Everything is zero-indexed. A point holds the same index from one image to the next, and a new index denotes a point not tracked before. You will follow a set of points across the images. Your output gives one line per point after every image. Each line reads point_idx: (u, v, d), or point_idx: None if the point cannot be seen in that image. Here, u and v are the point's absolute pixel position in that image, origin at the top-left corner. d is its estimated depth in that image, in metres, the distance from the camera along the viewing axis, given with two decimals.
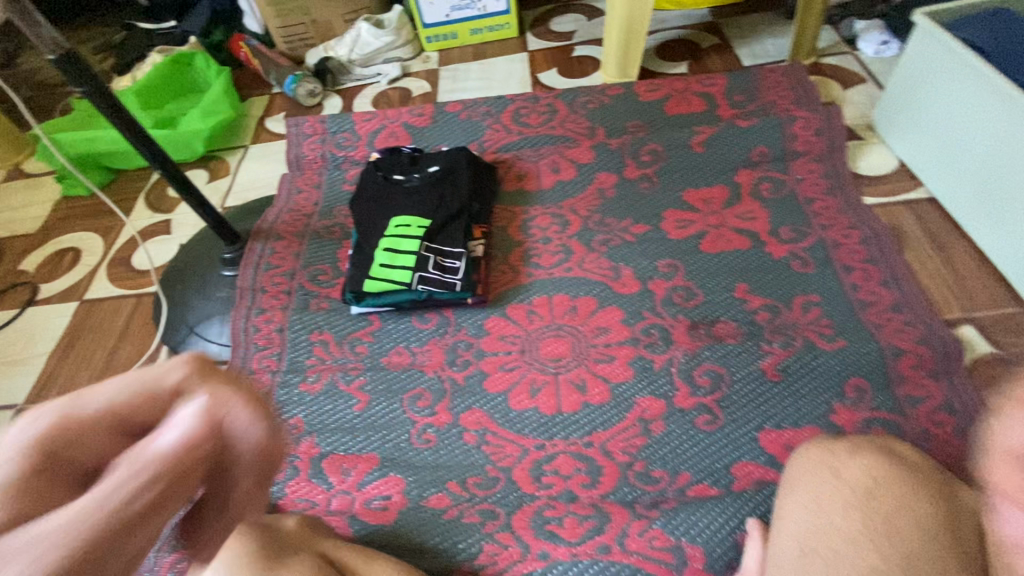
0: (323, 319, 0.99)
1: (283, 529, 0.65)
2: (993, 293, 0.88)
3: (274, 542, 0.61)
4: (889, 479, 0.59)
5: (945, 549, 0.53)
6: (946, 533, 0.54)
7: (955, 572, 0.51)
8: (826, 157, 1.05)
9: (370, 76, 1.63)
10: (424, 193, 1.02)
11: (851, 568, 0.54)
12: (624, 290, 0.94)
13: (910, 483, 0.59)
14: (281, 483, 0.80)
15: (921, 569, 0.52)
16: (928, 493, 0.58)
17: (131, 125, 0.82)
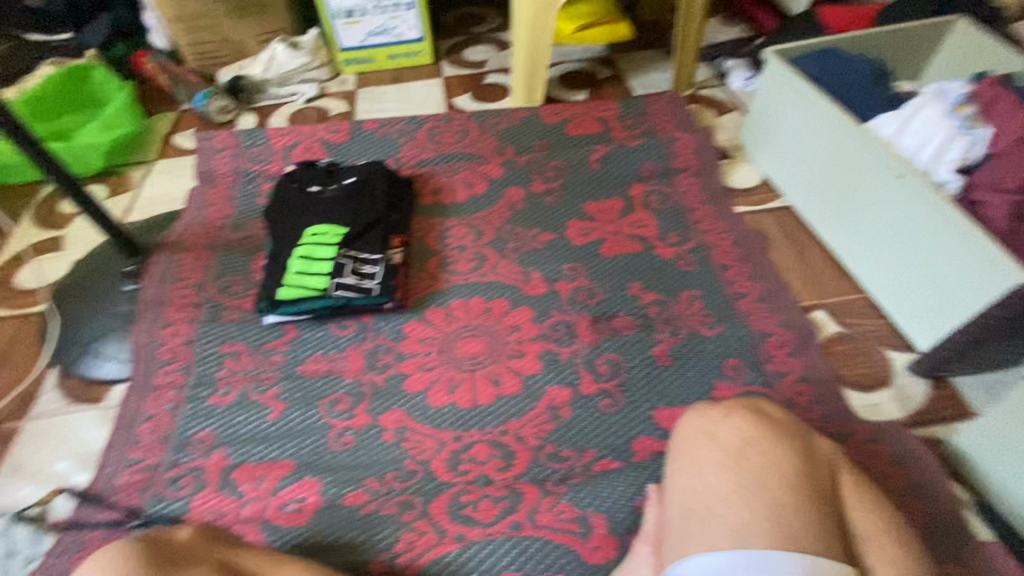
0: (234, 331, 1.03)
1: (182, 538, 0.66)
2: (840, 283, 1.07)
3: (172, 549, 0.63)
4: (757, 437, 0.60)
5: (803, 496, 0.56)
6: (805, 481, 0.57)
7: (811, 518, 0.54)
8: (702, 172, 1.26)
9: (285, 96, 1.65)
10: (339, 205, 1.11)
11: (725, 526, 0.54)
12: (535, 292, 1.08)
13: (776, 439, 0.60)
14: (186, 498, 0.84)
15: (784, 520, 0.53)
16: (790, 444, 0.60)
17: (34, 142, 0.84)
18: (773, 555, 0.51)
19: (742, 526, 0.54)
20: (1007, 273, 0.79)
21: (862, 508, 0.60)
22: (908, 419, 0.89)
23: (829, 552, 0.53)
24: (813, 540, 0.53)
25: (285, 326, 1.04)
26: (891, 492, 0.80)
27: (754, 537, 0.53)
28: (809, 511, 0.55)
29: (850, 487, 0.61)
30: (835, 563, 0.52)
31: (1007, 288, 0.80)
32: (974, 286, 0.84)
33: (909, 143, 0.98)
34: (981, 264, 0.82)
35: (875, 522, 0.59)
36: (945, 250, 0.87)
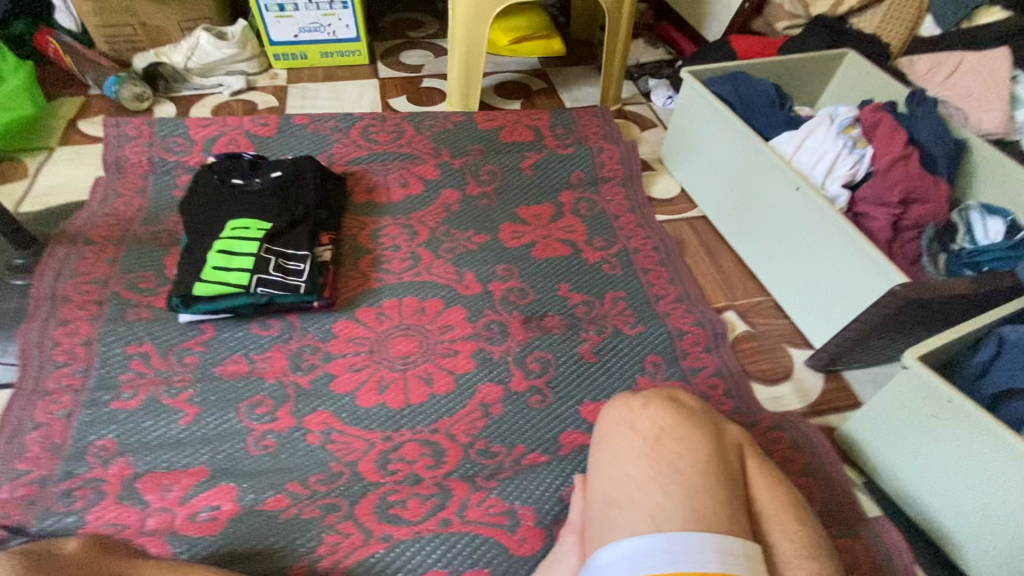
0: (142, 330, 0.96)
1: (67, 552, 0.59)
2: (748, 287, 1.16)
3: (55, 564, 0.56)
4: (672, 425, 0.64)
5: (714, 477, 0.59)
6: (715, 464, 0.60)
7: (722, 497, 0.57)
8: (627, 181, 1.33)
9: (210, 87, 1.57)
10: (264, 198, 1.07)
11: (642, 509, 0.56)
12: (468, 292, 1.09)
13: (689, 426, 0.64)
14: (80, 512, 0.76)
15: (696, 499, 0.56)
16: (702, 431, 0.64)
17: None
18: (686, 534, 0.52)
19: (659, 508, 0.55)
20: (884, 273, 0.89)
21: (767, 489, 0.63)
22: (807, 409, 0.98)
23: (737, 529, 0.55)
24: (723, 519, 0.55)
25: (203, 325, 0.98)
26: (793, 472, 0.84)
27: (669, 517, 0.54)
28: (719, 491, 0.57)
29: (756, 468, 0.64)
30: (742, 538, 0.54)
31: (884, 287, 0.90)
32: (859, 287, 0.94)
33: (806, 159, 1.09)
34: (863, 266, 0.92)
35: (778, 501, 0.62)
36: (836, 255, 0.97)
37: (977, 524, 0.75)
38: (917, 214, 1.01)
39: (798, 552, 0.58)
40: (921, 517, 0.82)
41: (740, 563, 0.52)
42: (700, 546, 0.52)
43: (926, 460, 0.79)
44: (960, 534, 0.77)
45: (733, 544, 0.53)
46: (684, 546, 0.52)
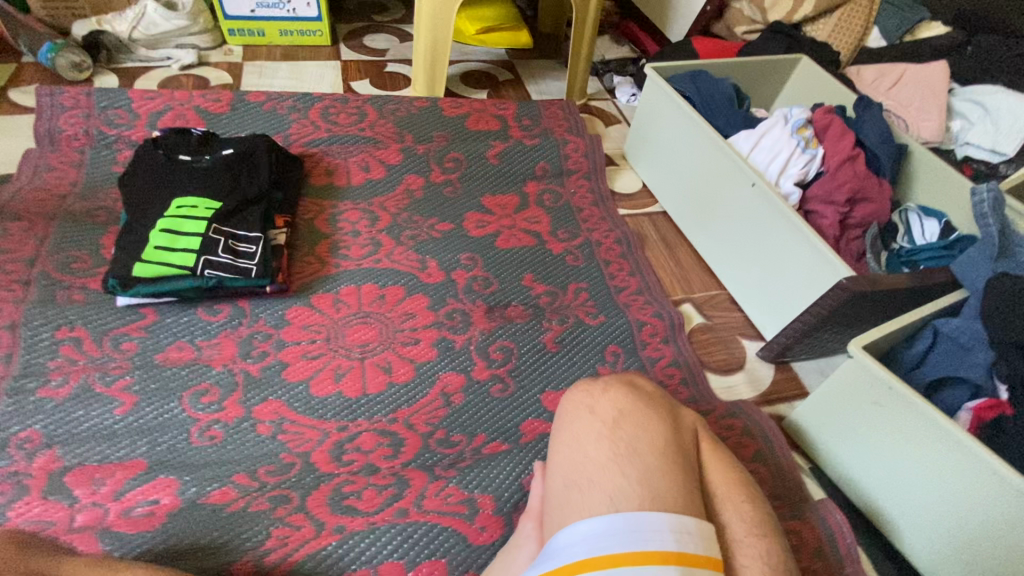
0: (75, 313, 0.89)
1: None
2: (704, 281, 1.19)
3: None
4: (631, 409, 0.64)
5: (671, 459, 0.59)
6: (673, 447, 0.61)
7: (678, 479, 0.57)
8: (591, 175, 1.34)
9: (158, 60, 1.47)
10: (213, 176, 1.01)
11: (601, 492, 0.56)
12: (430, 280, 1.07)
13: (648, 410, 0.64)
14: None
15: (654, 482, 0.56)
16: (661, 415, 0.64)
17: None
18: (643, 515, 0.53)
19: (617, 490, 0.56)
20: (831, 268, 0.93)
21: (721, 471, 0.64)
22: (759, 399, 1.01)
23: (692, 509, 0.56)
24: (678, 499, 0.56)
25: (143, 309, 0.92)
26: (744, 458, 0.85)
27: (628, 498, 0.55)
28: (676, 473, 0.58)
29: (710, 451, 0.65)
30: (697, 518, 0.55)
31: (831, 280, 0.94)
32: (808, 280, 0.98)
33: (760, 159, 1.13)
34: (813, 260, 0.96)
35: (732, 482, 0.63)
36: (788, 250, 1.00)
37: (912, 504, 0.80)
38: (863, 213, 1.07)
39: (749, 531, 0.59)
40: (861, 499, 0.86)
41: (694, 541, 0.52)
42: (656, 526, 0.52)
43: (867, 445, 0.83)
44: (897, 514, 0.82)
45: (688, 523, 0.54)
46: (640, 526, 0.52)
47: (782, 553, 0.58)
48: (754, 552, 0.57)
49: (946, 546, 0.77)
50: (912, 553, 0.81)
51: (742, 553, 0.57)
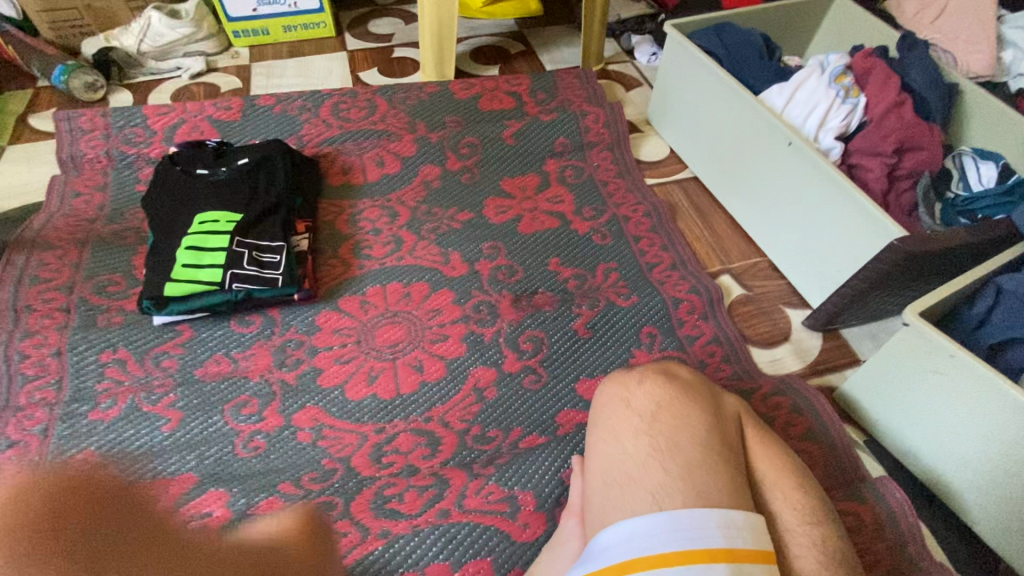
0: (115, 336, 0.92)
1: None
2: (742, 249, 1.13)
3: None
4: (668, 400, 0.61)
5: (714, 451, 0.56)
6: (716, 438, 0.58)
7: (723, 471, 0.55)
8: (614, 145, 1.27)
9: (168, 71, 1.48)
10: (231, 187, 1.01)
11: (642, 489, 0.54)
12: (454, 273, 1.06)
13: (686, 400, 0.61)
14: None
15: (697, 476, 0.54)
16: (701, 404, 0.61)
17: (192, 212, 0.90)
18: (687, 512, 0.51)
19: (659, 487, 0.53)
20: (882, 227, 0.86)
21: (768, 456, 0.60)
22: (807, 371, 0.96)
23: (738, 501, 0.53)
24: (723, 493, 0.53)
25: (179, 326, 0.94)
26: (793, 437, 0.79)
27: (670, 495, 0.53)
28: (719, 466, 0.55)
29: (755, 436, 0.62)
30: (745, 511, 0.52)
31: (882, 241, 0.87)
32: (856, 242, 0.91)
33: (797, 113, 1.04)
34: (860, 221, 0.89)
35: (782, 467, 0.59)
36: (831, 210, 0.93)
37: (977, 474, 0.75)
38: (913, 163, 0.98)
39: (802, 520, 0.56)
40: (922, 470, 0.82)
41: (742, 535, 0.50)
42: (702, 522, 0.50)
43: (926, 414, 0.78)
44: (964, 486, 0.77)
45: (735, 517, 0.51)
46: (685, 524, 0.50)
47: (839, 540, 0.55)
48: (808, 541, 0.54)
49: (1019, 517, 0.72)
50: (979, 523, 0.77)
51: (795, 542, 0.55)
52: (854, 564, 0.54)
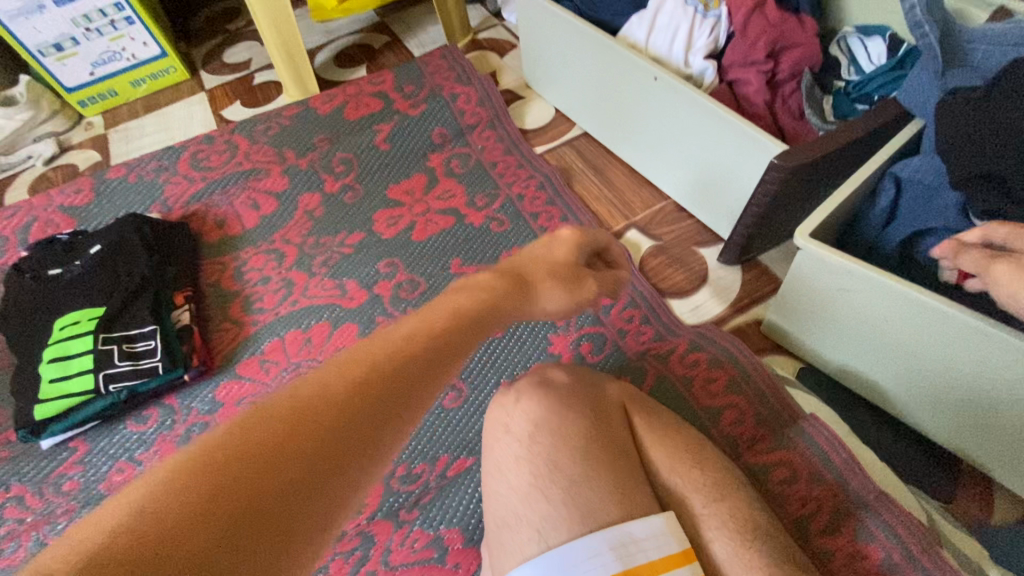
0: (6, 472, 0.85)
1: None
2: (646, 197, 1.07)
3: None
4: (544, 417, 0.63)
5: (595, 462, 0.59)
6: (598, 444, 0.61)
7: (606, 482, 0.58)
8: (495, 121, 1.19)
9: (19, 162, 1.35)
10: (89, 280, 0.93)
11: (530, 525, 0.57)
12: (353, 304, 0.99)
13: (564, 411, 0.63)
14: None
15: (579, 495, 0.57)
16: (579, 412, 0.63)
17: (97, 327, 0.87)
18: (576, 544, 0.54)
19: (543, 520, 0.57)
20: (761, 148, 0.79)
21: (660, 442, 0.63)
22: (729, 311, 0.92)
23: (631, 509, 0.57)
24: (612, 506, 0.57)
25: (72, 443, 0.88)
26: (713, 395, 0.78)
27: (558, 527, 0.56)
28: (604, 480, 0.58)
29: (645, 427, 0.65)
30: (641, 519, 0.56)
31: (765, 162, 0.81)
32: (743, 167, 0.84)
33: (661, 42, 0.96)
34: (739, 145, 0.83)
35: (675, 451, 0.62)
36: (710, 140, 0.87)
37: (908, 381, 0.71)
38: (792, 63, 0.91)
39: (708, 500, 0.59)
40: (861, 386, 0.78)
41: (644, 549, 0.54)
42: (592, 552, 0.53)
43: (845, 334, 0.74)
44: (900, 394, 0.74)
45: (633, 532, 0.55)
46: (581, 557, 0.53)
47: (749, 507, 0.58)
48: (718, 523, 0.57)
49: (957, 416, 0.69)
50: (924, 427, 0.74)
51: (709, 527, 0.57)
52: (768, 528, 0.57)
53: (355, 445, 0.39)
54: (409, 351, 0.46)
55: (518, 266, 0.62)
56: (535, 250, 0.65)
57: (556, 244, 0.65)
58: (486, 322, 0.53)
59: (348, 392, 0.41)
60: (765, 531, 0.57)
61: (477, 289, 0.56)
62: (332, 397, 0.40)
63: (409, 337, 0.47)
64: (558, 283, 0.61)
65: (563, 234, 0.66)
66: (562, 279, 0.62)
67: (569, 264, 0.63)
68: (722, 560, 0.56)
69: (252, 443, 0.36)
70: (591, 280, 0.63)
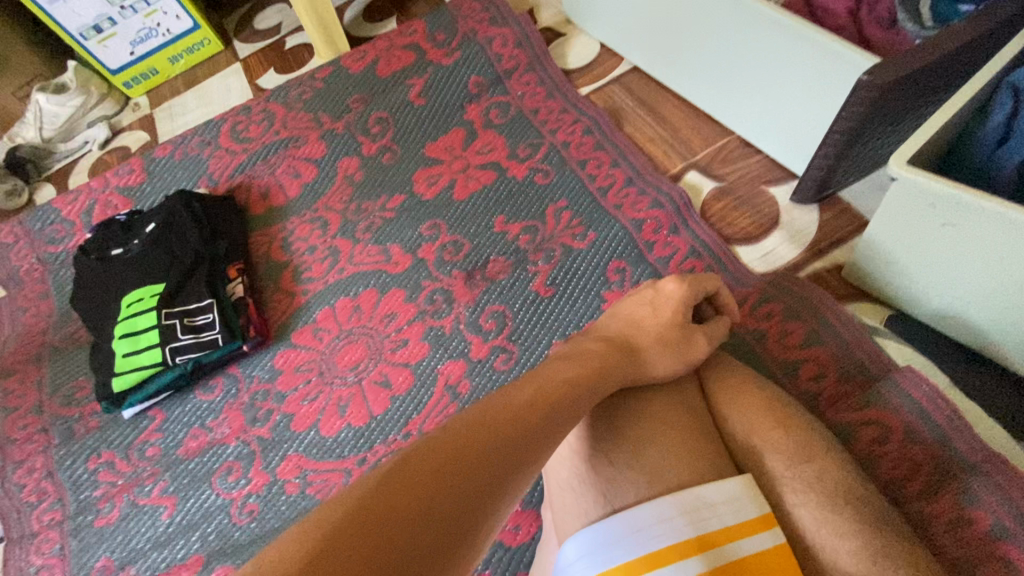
0: (97, 440, 0.92)
1: None
2: (705, 134, 0.97)
3: None
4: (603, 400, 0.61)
5: (662, 427, 0.56)
6: (661, 417, 0.57)
7: (673, 445, 0.55)
8: (535, 64, 1.11)
9: (78, 149, 1.39)
10: (148, 258, 0.95)
11: (594, 489, 0.56)
12: (399, 269, 0.97)
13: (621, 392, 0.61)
14: None
15: (645, 457, 0.55)
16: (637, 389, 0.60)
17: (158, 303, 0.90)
18: (645, 507, 0.51)
19: (607, 484, 0.55)
20: (849, 63, 0.70)
21: (733, 402, 0.59)
22: (806, 256, 0.83)
23: (703, 473, 0.53)
24: (681, 469, 0.53)
25: (151, 412, 0.93)
26: (790, 349, 0.73)
27: (624, 490, 0.54)
28: (672, 444, 0.55)
29: (718, 385, 0.61)
30: (715, 483, 0.52)
31: (852, 81, 0.71)
32: (823, 90, 0.75)
33: None
34: (821, 64, 0.73)
35: (752, 410, 0.57)
36: (784, 62, 0.77)
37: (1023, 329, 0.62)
38: None
39: (790, 461, 0.54)
40: (965, 336, 0.69)
41: (719, 514, 0.50)
42: (663, 515, 0.50)
43: (943, 279, 0.65)
44: (1012, 343, 0.64)
45: (706, 496, 0.51)
46: (650, 521, 0.50)
47: (838, 468, 0.53)
48: (802, 486, 0.52)
49: None
50: None
51: (791, 490, 0.53)
52: (859, 493, 0.52)
53: (483, 499, 0.42)
54: (519, 423, 0.47)
55: (623, 333, 0.59)
56: (637, 311, 0.61)
57: (660, 300, 0.61)
58: (600, 385, 0.53)
59: (480, 451, 0.44)
60: (857, 495, 0.52)
61: (585, 358, 0.55)
62: (455, 461, 0.43)
63: (520, 407, 0.48)
64: (667, 348, 0.57)
65: (667, 288, 0.61)
66: (669, 340, 0.57)
67: (678, 324, 0.58)
68: (807, 525, 0.51)
69: (396, 499, 0.40)
70: (700, 337, 0.58)
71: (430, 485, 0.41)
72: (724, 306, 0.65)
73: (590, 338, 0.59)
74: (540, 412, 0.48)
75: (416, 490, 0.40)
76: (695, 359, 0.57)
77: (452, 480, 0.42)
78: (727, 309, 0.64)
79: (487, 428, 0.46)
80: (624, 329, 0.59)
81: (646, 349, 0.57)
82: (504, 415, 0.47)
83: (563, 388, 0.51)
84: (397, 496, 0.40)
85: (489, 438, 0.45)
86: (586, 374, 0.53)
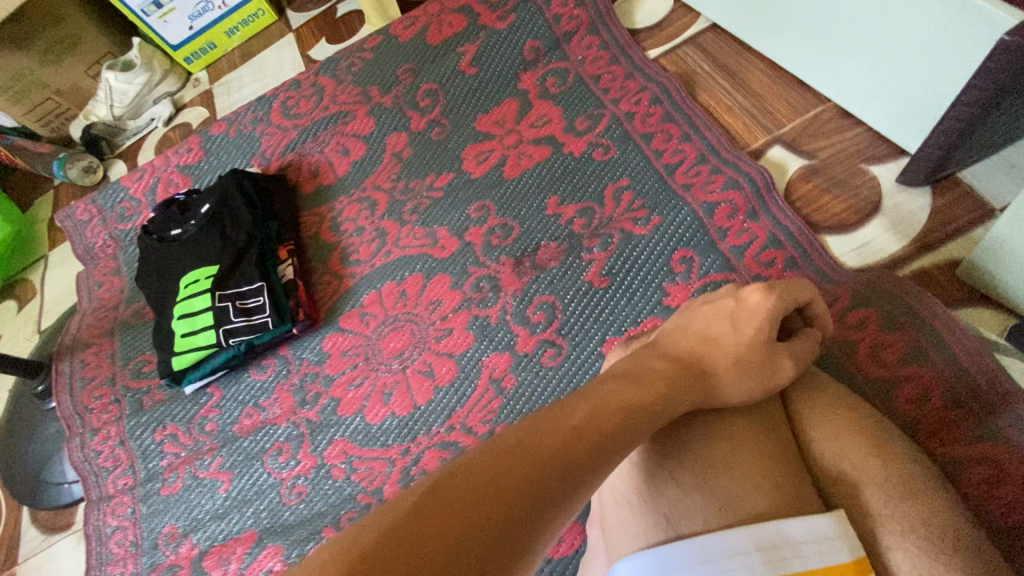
0: (162, 413, 0.96)
1: None
2: (796, 102, 0.84)
3: None
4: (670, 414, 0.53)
5: (739, 447, 0.48)
6: (735, 438, 0.49)
7: (753, 469, 0.47)
8: (598, 24, 1.00)
9: (145, 126, 1.43)
10: (204, 239, 0.96)
11: (655, 509, 0.49)
12: (446, 253, 0.93)
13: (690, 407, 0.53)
14: None
15: (716, 480, 0.47)
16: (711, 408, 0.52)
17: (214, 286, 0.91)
18: (714, 537, 0.43)
19: (671, 505, 0.48)
20: (983, 19, 0.56)
21: (827, 423, 0.50)
22: (912, 249, 0.70)
23: (784, 503, 0.45)
24: (756, 495, 0.45)
25: (209, 389, 0.96)
26: (886, 365, 0.63)
27: (689, 515, 0.46)
28: (750, 467, 0.47)
29: (804, 403, 0.52)
30: (800, 517, 0.43)
31: (989, 43, 0.57)
32: (948, 51, 0.61)
33: None
34: (945, 20, 0.59)
35: (846, 434, 0.49)
36: (902, 15, 0.63)
37: None
38: None
39: (893, 496, 0.45)
40: None
41: (802, 555, 0.41)
42: (733, 549, 0.42)
43: None
44: None
45: (787, 531, 0.42)
46: (717, 554, 0.42)
47: (948, 509, 0.44)
48: (904, 526, 0.44)
49: None
50: None
51: (888, 530, 0.44)
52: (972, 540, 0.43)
53: (524, 524, 0.37)
54: (568, 450, 0.41)
55: (677, 347, 0.53)
56: (714, 326, 0.53)
57: (743, 315, 0.52)
58: (664, 415, 0.47)
59: (526, 471, 0.40)
60: (971, 546, 0.43)
61: (650, 381, 0.48)
62: (500, 478, 0.39)
63: (568, 431, 0.43)
64: (745, 372, 0.49)
65: (751, 300, 0.52)
66: (752, 359, 0.50)
67: (757, 343, 0.50)
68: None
69: (435, 514, 0.36)
70: (773, 357, 0.50)
71: (462, 512, 0.36)
72: (814, 319, 0.55)
73: (657, 355, 0.52)
74: (594, 435, 0.43)
75: (453, 522, 0.36)
76: (768, 382, 0.49)
77: (492, 510, 0.37)
78: (817, 323, 0.56)
79: (532, 454, 0.41)
80: (698, 346, 0.52)
81: (722, 374, 0.50)
82: (555, 434, 0.42)
83: (619, 413, 0.45)
84: (430, 528, 0.35)
85: (538, 457, 0.41)
86: (651, 398, 0.47)
